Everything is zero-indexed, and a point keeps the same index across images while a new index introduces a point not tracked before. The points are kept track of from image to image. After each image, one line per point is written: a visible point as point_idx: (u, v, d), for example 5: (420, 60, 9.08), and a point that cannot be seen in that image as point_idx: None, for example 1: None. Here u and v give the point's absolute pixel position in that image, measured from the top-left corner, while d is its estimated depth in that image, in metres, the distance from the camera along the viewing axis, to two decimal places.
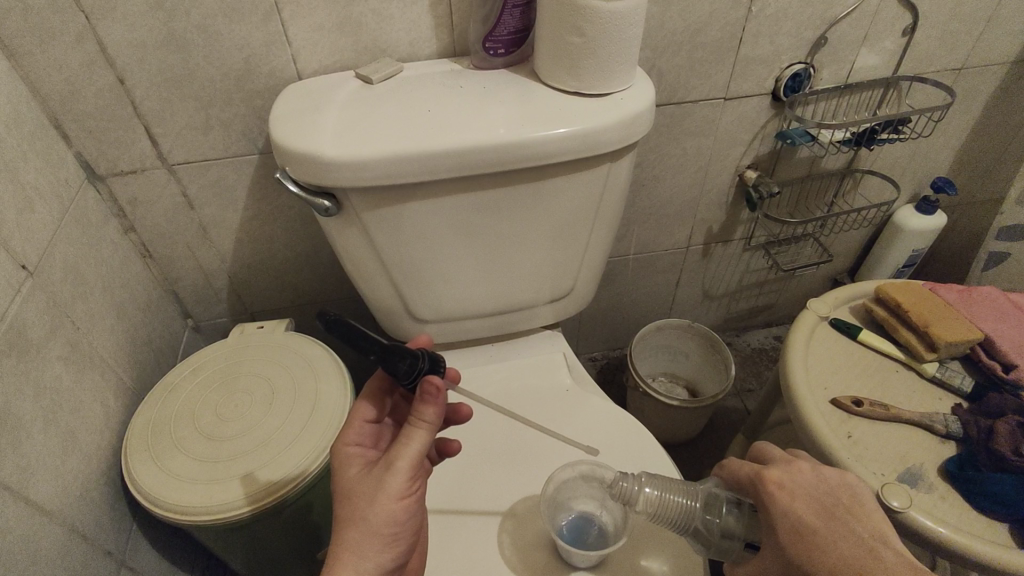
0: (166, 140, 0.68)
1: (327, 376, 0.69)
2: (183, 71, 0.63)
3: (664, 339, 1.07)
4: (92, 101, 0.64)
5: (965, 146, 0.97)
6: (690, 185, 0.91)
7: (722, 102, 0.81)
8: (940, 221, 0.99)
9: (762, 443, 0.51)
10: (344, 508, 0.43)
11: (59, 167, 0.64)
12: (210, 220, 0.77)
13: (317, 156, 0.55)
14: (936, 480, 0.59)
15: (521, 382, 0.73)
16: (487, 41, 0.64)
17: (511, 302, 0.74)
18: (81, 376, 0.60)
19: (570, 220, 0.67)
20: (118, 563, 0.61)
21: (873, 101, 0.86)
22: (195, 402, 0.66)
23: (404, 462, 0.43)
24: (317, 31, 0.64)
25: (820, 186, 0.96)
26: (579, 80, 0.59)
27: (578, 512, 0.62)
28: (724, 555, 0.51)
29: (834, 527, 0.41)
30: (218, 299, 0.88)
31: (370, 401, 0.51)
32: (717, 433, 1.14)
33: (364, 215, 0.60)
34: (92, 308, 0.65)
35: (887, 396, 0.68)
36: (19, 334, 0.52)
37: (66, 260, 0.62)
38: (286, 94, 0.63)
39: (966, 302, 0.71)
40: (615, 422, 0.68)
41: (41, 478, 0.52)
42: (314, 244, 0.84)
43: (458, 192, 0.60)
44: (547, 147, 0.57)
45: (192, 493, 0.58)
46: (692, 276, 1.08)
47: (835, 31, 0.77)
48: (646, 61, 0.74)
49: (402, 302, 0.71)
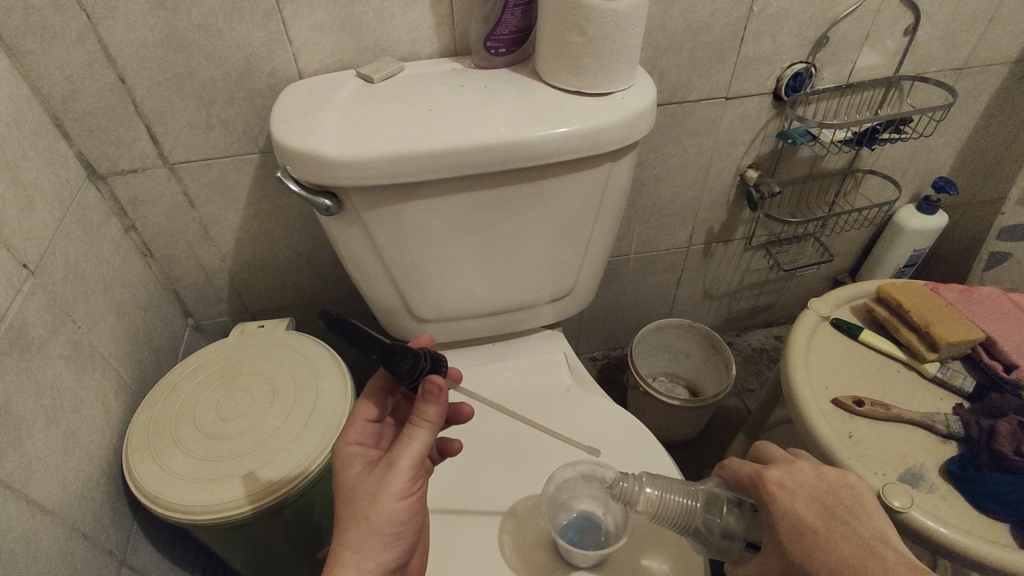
0: (167, 140, 0.68)
1: (327, 375, 0.69)
2: (184, 71, 0.63)
3: (664, 339, 1.07)
4: (93, 100, 0.64)
5: (966, 146, 0.97)
6: (691, 185, 0.91)
7: (724, 102, 0.81)
8: (941, 221, 0.99)
9: (762, 442, 0.51)
10: (345, 508, 0.43)
11: (59, 166, 0.64)
12: (211, 220, 0.77)
13: (318, 155, 0.55)
14: (938, 481, 0.59)
15: (522, 382, 0.73)
16: (488, 41, 0.64)
17: (511, 302, 0.74)
18: (82, 375, 0.60)
19: (571, 219, 0.67)
20: (119, 563, 0.61)
21: (874, 101, 0.86)
22: (196, 401, 0.66)
23: (405, 462, 0.43)
24: (317, 30, 0.63)
25: (821, 185, 0.96)
26: (580, 79, 0.59)
27: (579, 512, 0.62)
28: (725, 555, 0.51)
29: (835, 527, 0.41)
30: (218, 298, 0.88)
31: (371, 401, 0.51)
32: (718, 433, 1.14)
33: (365, 215, 0.60)
34: (93, 307, 0.65)
35: (888, 396, 0.68)
36: (19, 333, 0.52)
37: (66, 259, 0.62)
38: (287, 93, 0.63)
39: (967, 302, 0.71)
40: (615, 422, 0.68)
41: (42, 477, 0.52)
42: (315, 244, 0.84)
43: (459, 192, 0.60)
44: (549, 146, 0.57)
45: (193, 492, 0.58)
46: (692, 276, 1.08)
47: (836, 30, 0.77)
48: (646, 61, 0.74)
49: (403, 301, 0.71)
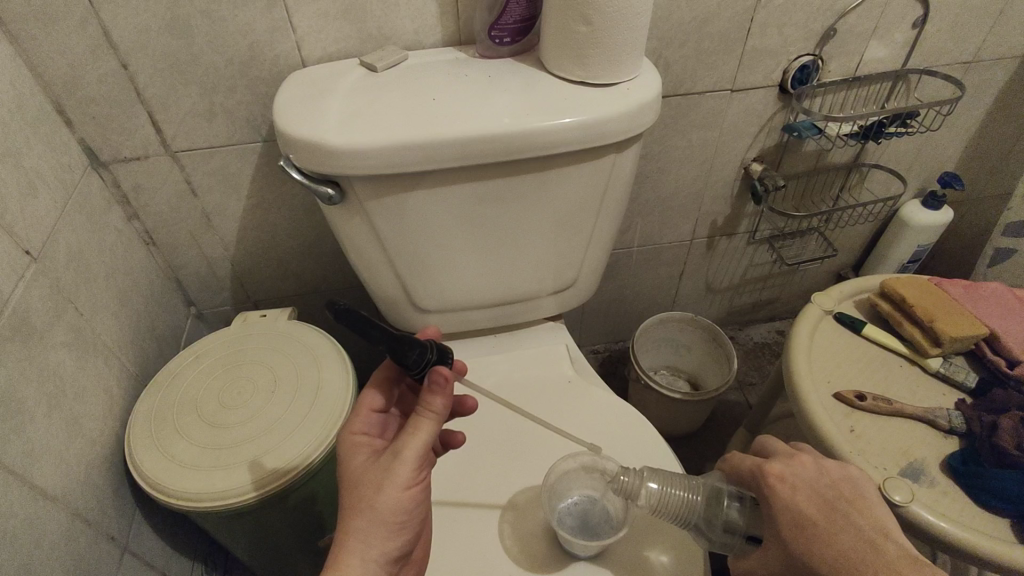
0: (170, 127, 0.68)
1: (329, 365, 0.69)
2: (187, 57, 0.63)
3: (665, 332, 1.07)
4: (96, 87, 0.63)
5: (974, 140, 0.96)
6: (696, 176, 0.91)
7: (730, 95, 0.81)
8: (947, 216, 0.98)
9: (764, 435, 0.51)
10: (350, 496, 0.44)
11: (62, 152, 0.64)
12: (214, 208, 0.77)
13: (320, 144, 0.55)
14: (939, 476, 0.59)
15: (524, 373, 0.73)
16: (493, 29, 0.63)
17: (513, 294, 0.74)
18: (84, 361, 0.60)
19: (572, 213, 0.66)
20: (121, 550, 0.61)
21: (883, 94, 0.85)
22: (197, 389, 0.67)
23: (410, 452, 0.43)
24: (321, 18, 0.63)
25: (827, 179, 0.96)
26: (586, 69, 0.59)
27: (578, 498, 0.62)
28: (726, 549, 0.51)
29: (835, 520, 0.41)
30: (221, 287, 0.88)
31: (377, 389, 0.51)
32: (718, 429, 1.14)
33: (367, 204, 0.60)
34: (95, 294, 0.65)
35: (891, 391, 0.68)
36: (20, 320, 0.52)
37: (69, 246, 0.62)
38: (290, 81, 0.63)
39: (972, 297, 0.71)
40: (615, 414, 0.68)
41: (44, 462, 0.52)
42: (316, 232, 0.84)
43: (461, 182, 0.60)
44: (552, 138, 0.57)
45: (194, 479, 0.59)
46: (695, 269, 1.08)
47: (844, 22, 0.76)
48: (652, 52, 0.73)
49: (404, 291, 0.71)
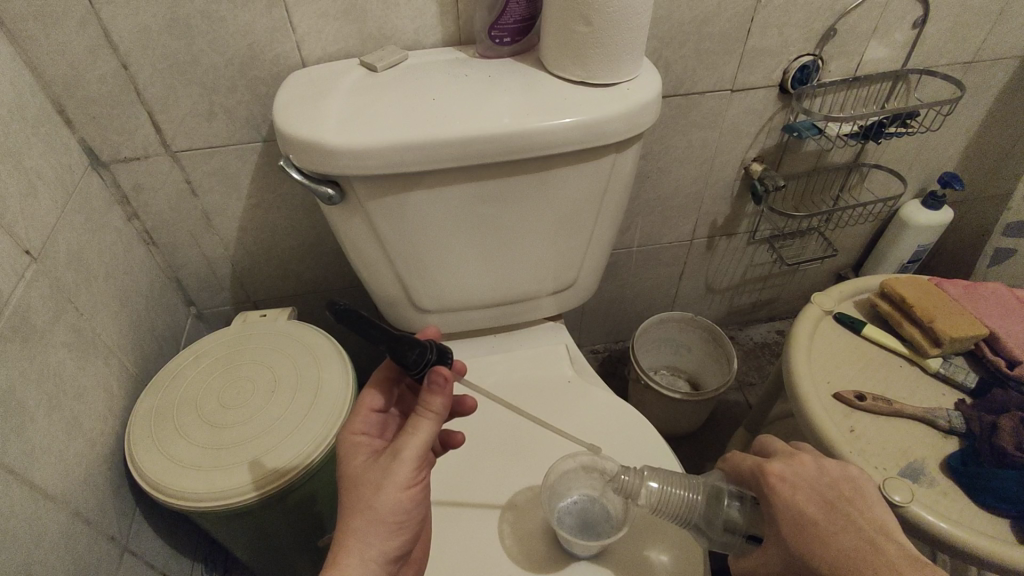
0: (170, 127, 0.68)
1: (329, 365, 0.69)
2: (187, 57, 0.63)
3: (664, 332, 1.07)
4: (95, 86, 0.63)
5: (975, 140, 0.96)
6: (696, 176, 0.91)
7: (730, 95, 0.81)
8: (945, 217, 0.98)
9: (764, 435, 0.51)
10: (349, 496, 0.44)
11: (62, 152, 0.64)
12: (214, 208, 0.77)
13: (320, 144, 0.55)
14: (939, 477, 0.59)
15: (524, 373, 0.73)
16: (493, 29, 0.63)
17: (513, 294, 0.74)
18: (84, 361, 0.60)
19: (572, 213, 0.66)
20: (121, 550, 0.61)
21: (883, 94, 0.85)
22: (197, 389, 0.67)
23: (410, 452, 0.43)
24: (321, 18, 0.63)
25: (827, 179, 0.96)
26: (585, 69, 0.59)
27: (578, 497, 0.62)
28: (726, 548, 0.51)
29: (836, 520, 0.41)
30: (221, 286, 0.88)
31: (376, 390, 0.51)
32: (718, 428, 1.14)
33: (367, 204, 0.60)
34: (95, 294, 0.65)
35: (891, 391, 0.68)
36: (21, 320, 0.52)
37: (69, 246, 0.62)
38: (290, 81, 0.63)
39: (972, 297, 0.70)
40: (614, 413, 0.68)
41: (44, 462, 0.52)
42: (315, 232, 0.84)
43: (461, 182, 0.60)
44: (552, 138, 0.57)
45: (194, 479, 0.59)
46: (695, 269, 1.08)
47: (845, 22, 0.76)
48: (652, 52, 0.73)
49: (404, 291, 0.71)
